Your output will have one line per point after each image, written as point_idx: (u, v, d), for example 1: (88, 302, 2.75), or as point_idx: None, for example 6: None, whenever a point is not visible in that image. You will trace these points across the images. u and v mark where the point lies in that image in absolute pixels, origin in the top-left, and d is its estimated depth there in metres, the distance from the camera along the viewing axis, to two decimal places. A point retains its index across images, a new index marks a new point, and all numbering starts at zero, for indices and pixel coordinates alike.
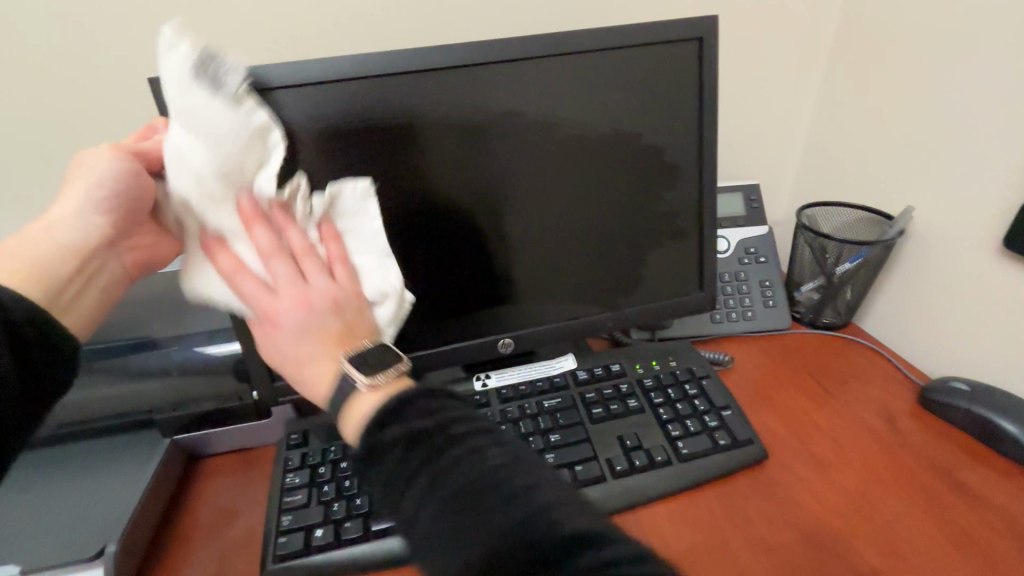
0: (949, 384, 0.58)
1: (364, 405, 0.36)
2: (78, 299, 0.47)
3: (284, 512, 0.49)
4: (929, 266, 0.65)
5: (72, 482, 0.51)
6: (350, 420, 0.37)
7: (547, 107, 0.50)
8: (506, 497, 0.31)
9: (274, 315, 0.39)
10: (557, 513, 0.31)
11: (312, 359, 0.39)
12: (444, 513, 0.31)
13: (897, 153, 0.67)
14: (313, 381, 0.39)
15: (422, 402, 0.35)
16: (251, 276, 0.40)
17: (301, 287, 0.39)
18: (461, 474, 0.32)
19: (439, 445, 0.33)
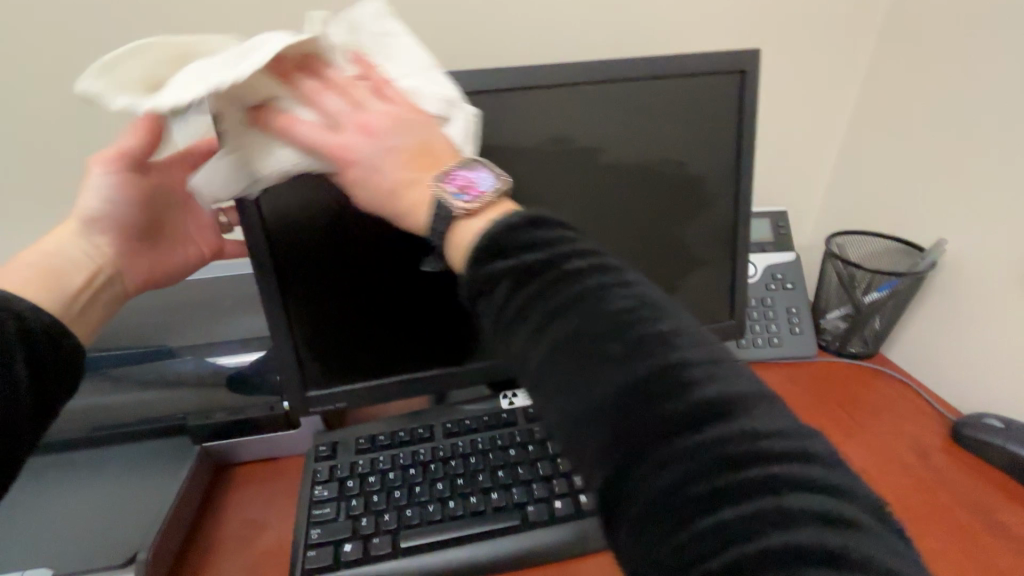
0: (982, 420, 0.58)
1: (469, 228, 0.36)
2: (92, 306, 0.46)
3: (313, 526, 0.49)
4: (959, 300, 0.64)
5: (104, 488, 0.52)
6: (456, 247, 0.36)
7: (591, 133, 0.51)
8: (683, 386, 0.28)
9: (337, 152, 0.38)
10: (716, 407, 0.27)
11: (404, 184, 0.38)
12: (562, 350, 0.30)
13: (926, 186, 0.66)
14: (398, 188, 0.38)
15: (533, 231, 0.33)
16: (336, 86, 0.39)
17: (390, 115, 0.38)
18: (590, 313, 0.30)
19: (582, 284, 0.31)
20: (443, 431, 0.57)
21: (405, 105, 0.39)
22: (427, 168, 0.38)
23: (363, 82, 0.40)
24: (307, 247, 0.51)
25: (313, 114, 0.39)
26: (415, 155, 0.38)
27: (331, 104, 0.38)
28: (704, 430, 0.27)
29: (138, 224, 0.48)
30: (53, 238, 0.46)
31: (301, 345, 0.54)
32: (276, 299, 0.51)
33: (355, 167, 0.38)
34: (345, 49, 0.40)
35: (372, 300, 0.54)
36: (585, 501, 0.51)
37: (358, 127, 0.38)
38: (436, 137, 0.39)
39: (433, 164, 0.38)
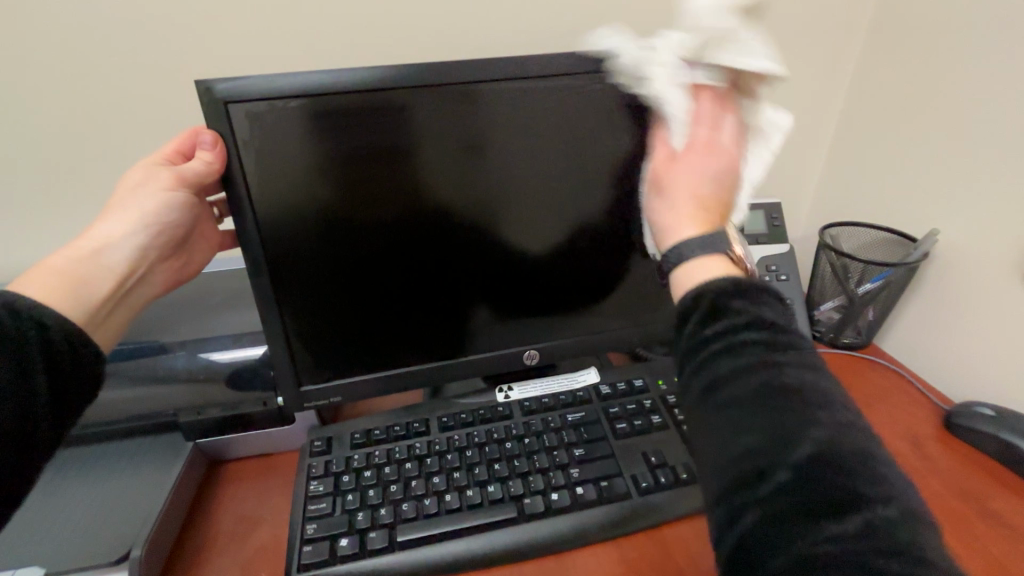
0: (974, 409, 0.58)
1: (705, 271, 0.40)
2: (115, 315, 0.46)
3: (308, 521, 0.49)
4: (950, 289, 0.64)
5: (96, 486, 0.51)
6: (679, 286, 0.41)
7: (581, 122, 0.52)
8: (834, 462, 0.28)
9: (674, 159, 0.46)
10: (852, 481, 0.27)
11: (684, 221, 0.44)
12: (739, 420, 0.30)
13: (918, 177, 0.67)
14: (673, 224, 0.44)
15: (743, 301, 0.33)
16: (698, 109, 0.45)
17: (714, 140, 0.45)
18: (763, 374, 0.31)
19: (760, 352, 0.31)
20: (438, 425, 0.57)
21: (715, 129, 0.45)
22: (705, 201, 0.44)
23: (709, 112, 0.45)
24: (301, 240, 0.51)
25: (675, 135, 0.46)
26: (721, 200, 0.45)
27: (688, 103, 0.45)
28: (850, 513, 0.27)
29: (173, 231, 0.49)
30: (86, 239, 0.44)
31: (295, 339, 0.54)
32: (269, 293, 0.51)
33: (667, 167, 0.46)
34: (689, 72, 0.45)
35: (367, 294, 0.54)
36: (582, 493, 0.51)
37: (690, 151, 0.45)
38: (716, 191, 0.44)
39: (715, 216, 0.44)
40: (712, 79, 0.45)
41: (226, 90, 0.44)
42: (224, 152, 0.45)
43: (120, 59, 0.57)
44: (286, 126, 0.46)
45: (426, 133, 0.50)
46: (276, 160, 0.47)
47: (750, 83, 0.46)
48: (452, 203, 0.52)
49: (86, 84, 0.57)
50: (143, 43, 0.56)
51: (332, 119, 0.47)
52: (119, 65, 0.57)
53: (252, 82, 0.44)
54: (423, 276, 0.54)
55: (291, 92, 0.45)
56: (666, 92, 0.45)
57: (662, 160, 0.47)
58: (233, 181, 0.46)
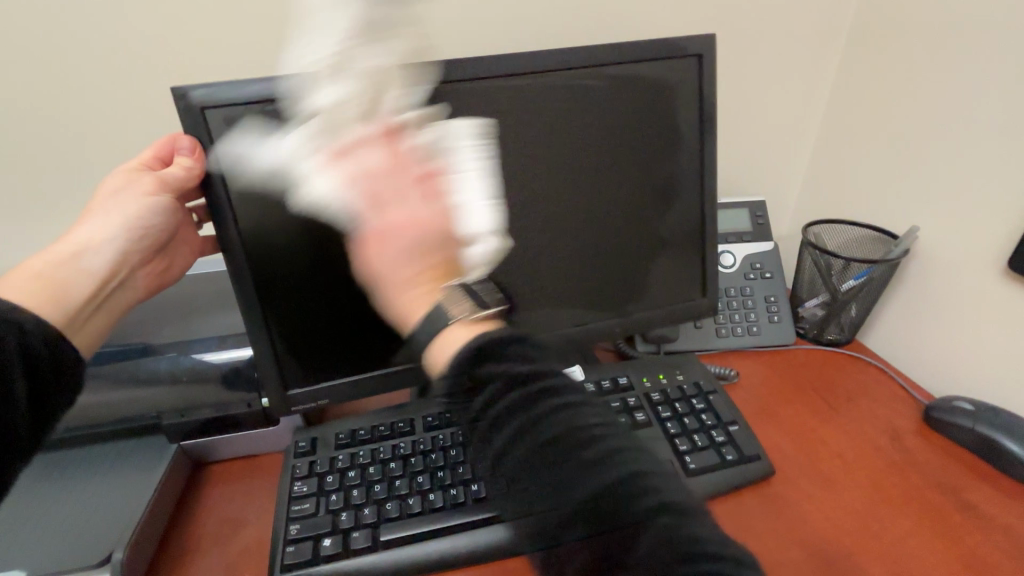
0: (953, 403, 0.59)
1: (457, 338, 0.35)
2: (94, 318, 0.46)
3: (292, 521, 0.49)
4: (928, 286, 0.65)
5: (78, 489, 0.51)
6: (440, 354, 0.35)
7: (561, 119, 0.53)
8: (630, 495, 0.31)
9: (381, 230, 0.38)
10: (646, 515, 0.31)
11: (409, 285, 0.37)
12: (531, 473, 0.32)
13: (898, 173, 0.67)
14: (398, 287, 0.38)
15: (508, 353, 0.34)
16: (394, 169, 0.38)
17: (425, 209, 0.38)
18: (548, 424, 0.33)
19: (535, 407, 0.33)
20: (423, 425, 0.57)
21: (423, 193, 0.38)
22: (428, 260, 0.38)
23: (399, 175, 0.38)
24: (283, 243, 0.50)
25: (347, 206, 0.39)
26: (433, 257, 0.38)
27: (336, 173, 0.39)
28: (636, 539, 0.31)
29: (154, 236, 0.49)
30: (67, 241, 0.45)
31: (279, 342, 0.54)
32: (251, 295, 0.51)
33: (375, 242, 0.38)
34: (389, 120, 0.40)
35: (351, 295, 0.54)
36: None
37: (393, 220, 0.37)
38: (453, 246, 0.39)
39: (445, 277, 0.38)
40: (318, 146, 0.40)
41: (203, 95, 0.44)
42: (204, 156, 0.45)
43: (100, 59, 0.56)
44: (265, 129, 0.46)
45: None
46: None
47: (411, 133, 0.41)
48: None
49: (65, 85, 0.57)
50: (123, 44, 0.56)
51: None
52: (98, 65, 0.56)
53: (230, 86, 0.44)
54: None
55: (270, 95, 0.45)
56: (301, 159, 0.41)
57: (360, 223, 0.38)
58: (213, 185, 0.46)
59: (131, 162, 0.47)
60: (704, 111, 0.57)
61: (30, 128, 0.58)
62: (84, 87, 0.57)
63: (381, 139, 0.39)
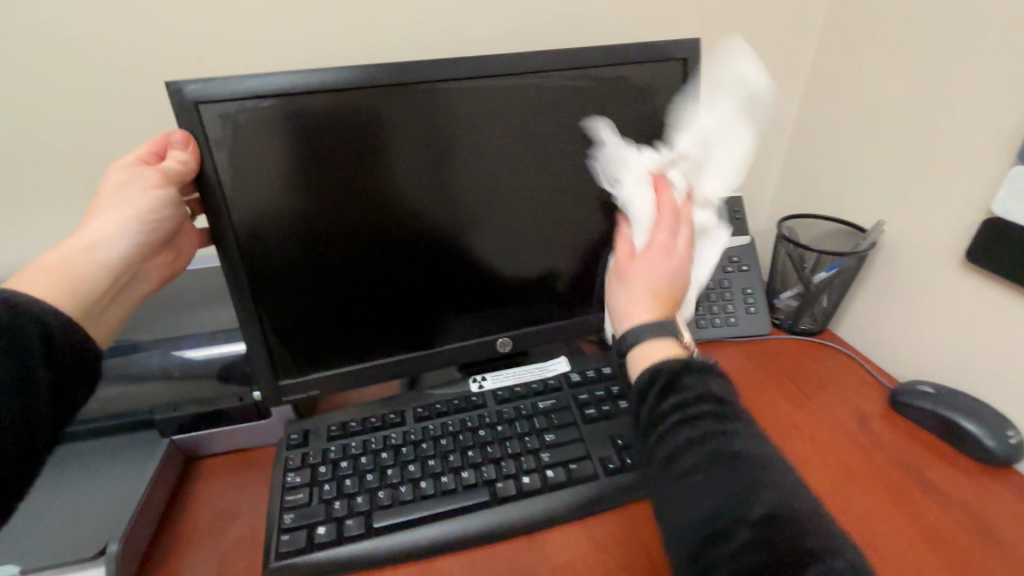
0: (916, 387, 0.62)
1: (655, 351, 0.46)
2: (111, 309, 0.46)
3: (286, 511, 0.50)
4: (894, 277, 0.68)
5: (72, 483, 0.51)
6: (644, 359, 0.45)
7: (547, 119, 0.55)
8: (779, 526, 0.33)
9: (650, 252, 0.50)
10: (793, 543, 0.32)
11: (631, 311, 0.48)
12: (692, 475, 0.36)
13: (865, 170, 0.70)
14: (630, 311, 0.48)
15: (693, 376, 0.41)
16: (660, 210, 0.51)
17: (681, 253, 0.50)
18: (709, 445, 0.37)
19: (708, 423, 0.38)
20: (413, 416, 0.58)
21: (671, 232, 0.50)
22: (660, 291, 0.49)
23: (671, 207, 0.51)
24: (275, 239, 0.51)
25: (637, 227, 0.52)
26: (668, 296, 0.49)
27: (656, 196, 0.51)
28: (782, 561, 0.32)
29: (163, 229, 0.48)
30: (80, 236, 0.44)
31: (271, 336, 0.55)
32: (242, 288, 0.51)
33: (643, 258, 0.50)
34: (665, 171, 0.53)
35: (342, 289, 0.55)
36: (552, 475, 0.53)
37: (649, 248, 0.50)
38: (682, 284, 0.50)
39: (676, 306, 0.48)
40: (659, 177, 0.53)
41: (197, 90, 0.44)
42: (197, 151, 0.46)
43: (79, 55, 0.56)
44: (259, 126, 0.47)
45: (397, 132, 0.51)
46: (249, 158, 0.48)
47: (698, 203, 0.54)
48: (426, 199, 0.54)
49: (41, 81, 0.56)
50: (102, 41, 0.55)
51: (302, 118, 0.48)
52: (73, 61, 0.56)
53: (223, 82, 0.45)
54: (397, 271, 0.56)
55: (260, 92, 0.46)
56: (632, 189, 0.52)
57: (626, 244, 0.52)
58: (206, 179, 0.47)
59: (129, 156, 0.46)
60: (682, 111, 0.59)
61: (12, 127, 0.58)
62: (66, 83, 0.57)
63: (656, 180, 0.52)
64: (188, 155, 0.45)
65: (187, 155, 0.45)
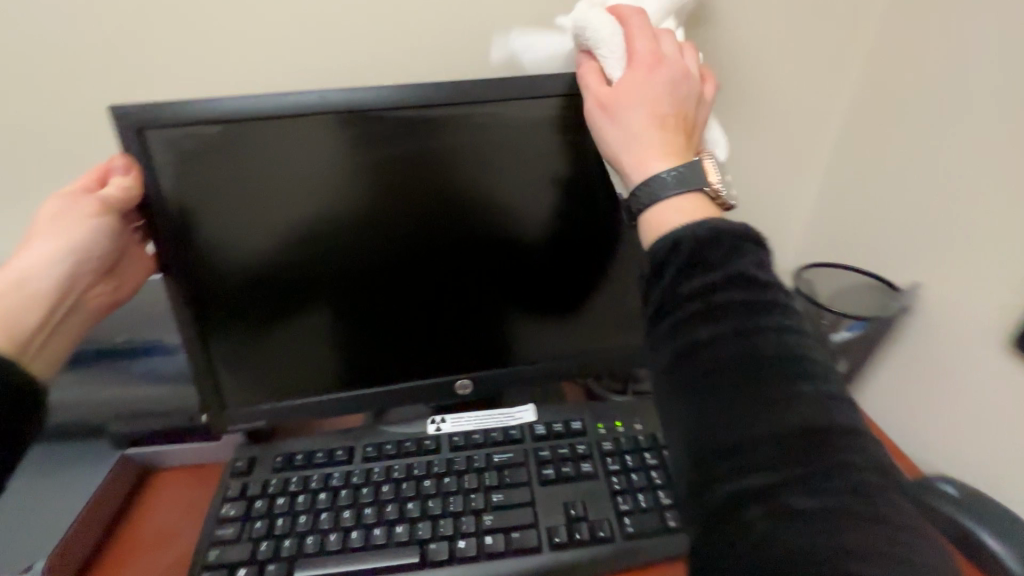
0: (936, 484, 0.53)
1: (671, 216, 0.38)
2: (47, 343, 0.45)
3: (212, 546, 0.49)
4: (924, 347, 0.60)
5: (23, 486, 0.52)
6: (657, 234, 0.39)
7: (524, 149, 0.51)
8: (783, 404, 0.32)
9: (647, 61, 0.43)
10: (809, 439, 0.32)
11: (652, 153, 0.41)
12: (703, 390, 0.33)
13: (903, 219, 0.61)
14: (648, 146, 0.41)
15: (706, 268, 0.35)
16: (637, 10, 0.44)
17: (676, 79, 0.42)
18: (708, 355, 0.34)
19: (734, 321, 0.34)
20: (361, 455, 0.56)
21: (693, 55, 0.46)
22: (666, 114, 0.42)
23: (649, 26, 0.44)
24: (224, 261, 0.50)
25: (613, 66, 0.44)
26: (680, 124, 0.42)
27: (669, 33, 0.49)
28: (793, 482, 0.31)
29: (102, 257, 0.48)
30: (12, 266, 0.44)
31: (220, 359, 0.53)
32: (187, 311, 0.50)
33: (638, 75, 0.42)
34: None
35: (300, 317, 0.53)
36: (490, 542, 0.49)
37: (636, 65, 0.43)
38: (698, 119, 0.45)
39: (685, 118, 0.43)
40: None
41: (140, 114, 0.44)
42: (140, 175, 0.46)
43: None
44: (209, 150, 0.46)
45: (358, 158, 0.49)
46: (196, 182, 0.47)
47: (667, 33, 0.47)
48: (389, 229, 0.51)
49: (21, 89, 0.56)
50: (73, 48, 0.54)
51: (249, 143, 0.47)
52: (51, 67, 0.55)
53: (167, 106, 0.44)
54: (358, 302, 0.54)
55: (204, 117, 0.45)
56: (596, 19, 0.44)
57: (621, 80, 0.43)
58: (151, 204, 0.47)
59: (71, 185, 0.46)
60: None
61: None
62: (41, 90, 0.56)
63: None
64: (126, 181, 0.45)
65: (126, 179, 0.45)
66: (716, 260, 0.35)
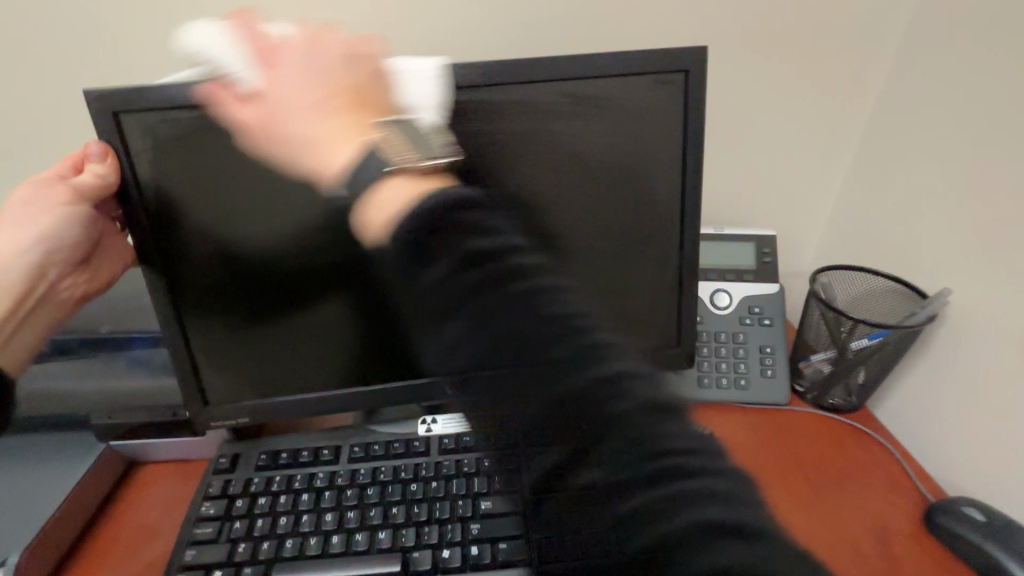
0: (960, 506, 0.49)
1: (394, 195, 0.34)
2: (9, 337, 0.49)
3: (189, 545, 0.47)
4: (953, 357, 0.55)
5: (7, 475, 0.51)
6: (373, 223, 0.34)
7: (526, 137, 0.48)
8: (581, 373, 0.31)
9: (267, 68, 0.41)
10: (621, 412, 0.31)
11: (315, 137, 0.39)
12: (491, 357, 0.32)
13: (934, 218, 0.57)
14: (317, 140, 0.39)
15: (459, 229, 0.32)
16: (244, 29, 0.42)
17: (299, 63, 0.41)
18: (506, 312, 0.32)
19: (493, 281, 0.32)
20: (348, 455, 0.54)
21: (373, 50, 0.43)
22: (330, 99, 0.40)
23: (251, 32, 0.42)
24: (206, 252, 0.48)
25: (251, 74, 0.41)
26: (339, 106, 0.40)
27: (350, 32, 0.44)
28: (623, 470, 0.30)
29: (72, 248, 0.48)
30: None
31: (203, 352, 0.52)
32: (168, 303, 0.49)
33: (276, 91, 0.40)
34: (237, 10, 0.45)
35: (286, 311, 0.51)
36: (476, 552, 0.46)
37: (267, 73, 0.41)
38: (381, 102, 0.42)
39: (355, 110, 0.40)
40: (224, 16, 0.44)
41: (120, 98, 0.42)
42: (117, 163, 0.44)
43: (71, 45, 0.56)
44: (188, 137, 0.44)
45: None
46: (175, 169, 0.45)
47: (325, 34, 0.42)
48: None
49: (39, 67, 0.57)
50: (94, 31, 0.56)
51: (229, 131, 0.44)
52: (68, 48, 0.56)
53: (149, 89, 0.42)
54: (346, 298, 0.51)
55: (185, 101, 0.43)
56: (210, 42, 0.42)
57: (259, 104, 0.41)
58: (129, 194, 0.45)
59: (45, 170, 0.45)
60: (681, 138, 0.50)
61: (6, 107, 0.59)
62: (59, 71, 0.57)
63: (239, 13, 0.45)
64: (101, 170, 0.43)
65: (103, 167, 0.43)
66: (452, 235, 0.32)
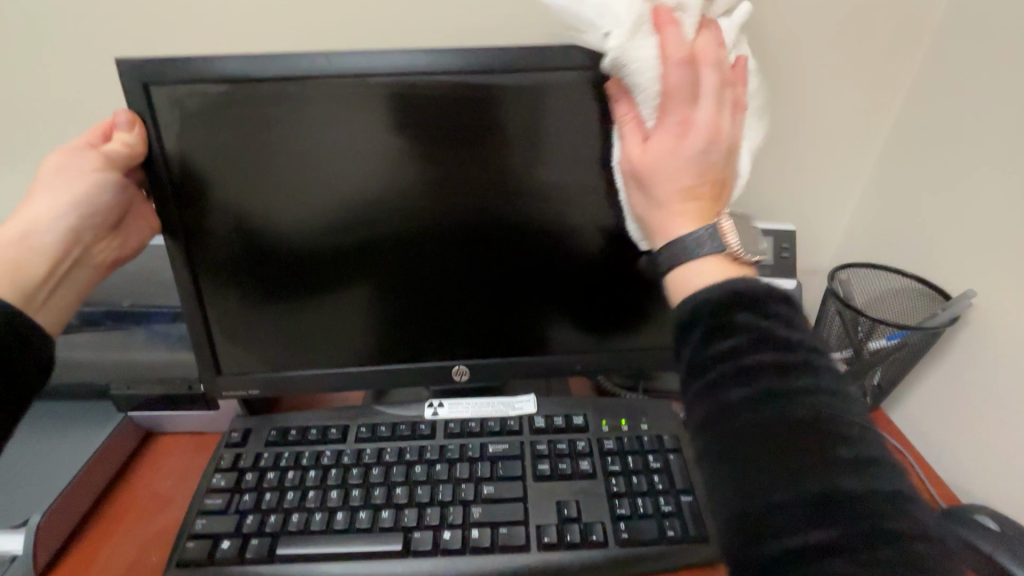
0: (973, 516, 0.48)
1: (737, 268, 0.39)
2: (53, 297, 0.45)
3: (199, 515, 0.49)
4: (975, 363, 0.53)
5: (31, 439, 0.53)
6: (680, 287, 0.40)
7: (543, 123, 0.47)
8: (821, 448, 0.30)
9: (682, 122, 0.40)
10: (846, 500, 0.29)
11: (670, 212, 0.41)
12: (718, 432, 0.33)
13: (963, 219, 0.54)
14: (663, 227, 0.42)
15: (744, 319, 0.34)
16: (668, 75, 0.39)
17: (698, 141, 0.40)
18: (761, 395, 0.32)
19: (771, 357, 0.33)
20: (355, 435, 0.54)
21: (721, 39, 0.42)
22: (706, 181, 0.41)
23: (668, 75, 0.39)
24: (225, 227, 0.49)
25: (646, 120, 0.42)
26: (698, 180, 0.41)
27: (659, 37, 0.40)
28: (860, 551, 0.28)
29: (105, 213, 0.47)
30: (17, 220, 0.44)
31: (219, 325, 0.53)
32: (188, 275, 0.50)
33: (662, 158, 0.41)
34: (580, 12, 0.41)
35: (301, 288, 0.52)
36: (476, 536, 0.47)
37: (667, 131, 0.41)
38: (729, 164, 0.42)
39: (716, 198, 0.42)
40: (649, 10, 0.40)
41: (147, 71, 0.43)
42: (145, 133, 0.45)
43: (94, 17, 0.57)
44: (215, 111, 0.45)
45: (367, 128, 0.46)
46: (200, 142, 0.46)
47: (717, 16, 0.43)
48: (397, 202, 0.49)
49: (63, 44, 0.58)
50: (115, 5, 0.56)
51: (256, 108, 0.45)
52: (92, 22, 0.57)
53: (174, 64, 0.43)
54: (360, 278, 0.52)
55: (210, 77, 0.44)
56: (618, 61, 0.41)
57: (633, 141, 0.43)
58: (155, 167, 0.46)
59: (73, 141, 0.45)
60: None
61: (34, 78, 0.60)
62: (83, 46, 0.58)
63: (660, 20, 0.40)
64: (132, 138, 0.44)
65: (133, 136, 0.44)
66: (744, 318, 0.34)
